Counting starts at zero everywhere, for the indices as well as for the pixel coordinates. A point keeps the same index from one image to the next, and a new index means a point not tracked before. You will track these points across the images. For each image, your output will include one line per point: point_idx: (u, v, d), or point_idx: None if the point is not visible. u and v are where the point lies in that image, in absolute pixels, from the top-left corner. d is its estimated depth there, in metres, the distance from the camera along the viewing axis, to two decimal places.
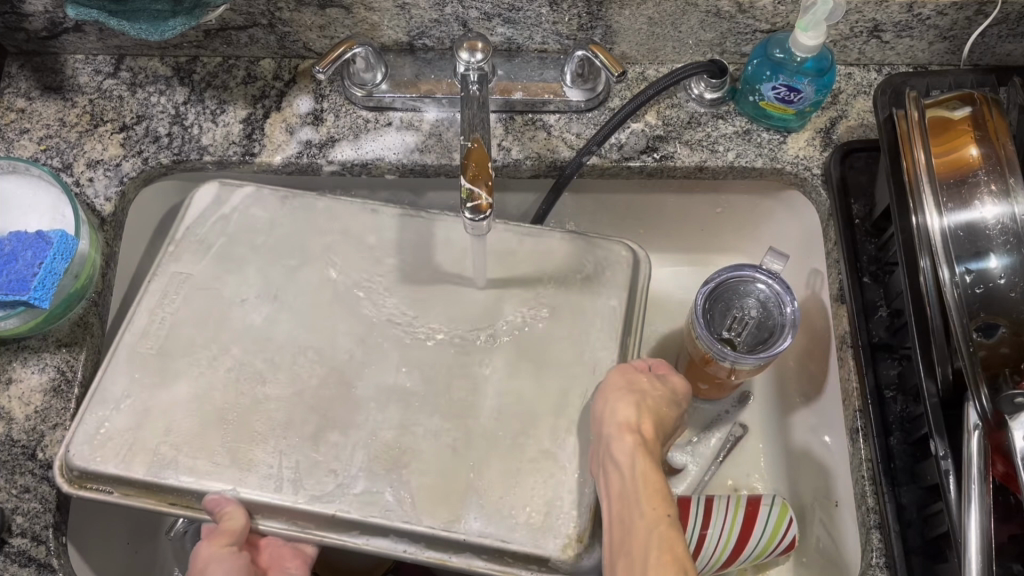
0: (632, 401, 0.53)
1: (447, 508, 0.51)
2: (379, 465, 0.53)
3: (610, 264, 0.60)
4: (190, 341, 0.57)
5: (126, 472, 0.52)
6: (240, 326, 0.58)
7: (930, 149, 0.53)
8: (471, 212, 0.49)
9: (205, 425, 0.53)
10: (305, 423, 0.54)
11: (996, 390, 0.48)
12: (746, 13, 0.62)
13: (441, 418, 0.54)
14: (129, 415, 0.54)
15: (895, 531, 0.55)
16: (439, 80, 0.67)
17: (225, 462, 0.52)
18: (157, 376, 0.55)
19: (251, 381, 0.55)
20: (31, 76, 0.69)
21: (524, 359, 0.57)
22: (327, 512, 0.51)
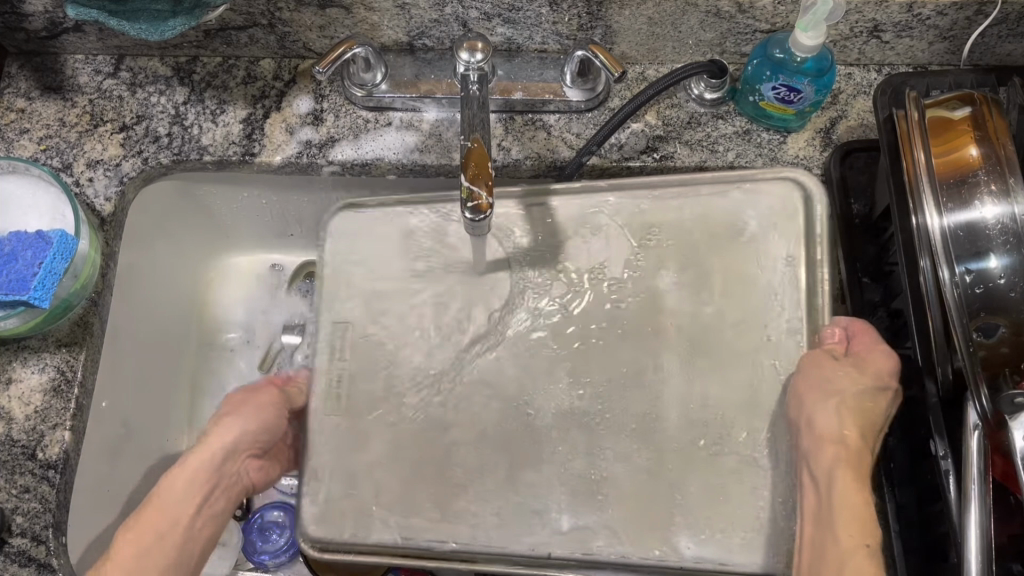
0: (833, 408, 0.53)
1: (655, 537, 0.54)
2: (580, 502, 0.55)
3: (775, 215, 0.58)
4: (372, 391, 0.61)
5: (364, 537, 0.57)
6: (409, 369, 0.61)
7: (930, 149, 0.53)
8: (471, 213, 0.49)
9: (411, 481, 0.58)
10: (497, 464, 0.57)
11: (996, 390, 0.48)
12: (746, 13, 0.62)
13: (628, 438, 0.56)
14: (336, 483, 0.59)
15: (895, 531, 0.56)
16: (439, 80, 0.67)
17: (435, 514, 0.56)
18: (353, 431, 0.60)
19: (433, 429, 0.59)
20: (31, 76, 0.69)
21: (695, 356, 0.57)
22: (543, 553, 0.54)
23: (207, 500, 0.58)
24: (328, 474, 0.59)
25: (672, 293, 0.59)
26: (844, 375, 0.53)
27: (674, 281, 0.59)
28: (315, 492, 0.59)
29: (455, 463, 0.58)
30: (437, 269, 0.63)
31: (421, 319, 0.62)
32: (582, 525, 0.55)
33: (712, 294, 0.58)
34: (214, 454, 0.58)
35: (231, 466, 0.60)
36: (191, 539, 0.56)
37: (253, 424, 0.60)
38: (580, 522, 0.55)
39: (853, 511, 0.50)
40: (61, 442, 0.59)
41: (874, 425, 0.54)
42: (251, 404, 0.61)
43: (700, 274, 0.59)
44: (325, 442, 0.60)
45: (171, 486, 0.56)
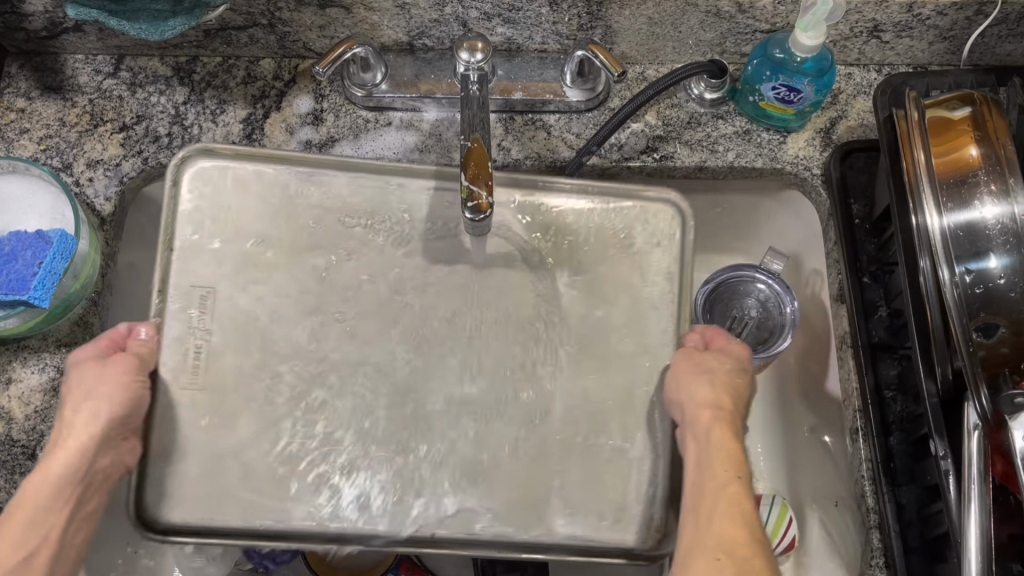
0: (708, 379, 0.51)
1: (533, 519, 0.51)
2: (467, 483, 0.51)
3: (661, 231, 0.55)
4: (237, 369, 0.51)
5: (215, 522, 0.49)
6: (288, 345, 0.52)
7: (930, 149, 0.53)
8: (471, 212, 0.49)
9: (288, 465, 0.50)
10: (386, 447, 0.51)
11: (996, 390, 0.48)
12: (746, 13, 0.62)
13: (516, 425, 0.52)
14: (200, 465, 0.50)
15: (895, 532, 0.55)
16: (439, 80, 0.67)
17: (313, 499, 0.50)
18: (218, 416, 0.50)
19: (309, 410, 0.51)
20: (31, 76, 0.69)
21: (584, 359, 0.53)
22: (427, 535, 0.50)
23: (80, 504, 0.48)
24: (186, 454, 0.50)
25: (565, 294, 0.54)
26: (715, 359, 0.53)
27: (569, 278, 0.54)
28: (166, 471, 0.50)
29: (342, 447, 0.51)
30: (318, 235, 0.54)
31: (299, 287, 0.53)
32: (464, 506, 0.50)
33: (608, 297, 0.54)
34: (81, 451, 0.48)
35: (103, 459, 0.48)
36: (66, 546, 0.47)
37: (117, 398, 0.48)
38: (448, 503, 0.50)
39: (728, 457, 0.49)
40: None
41: (740, 397, 0.53)
42: (110, 376, 0.49)
43: (596, 280, 0.55)
44: (192, 420, 0.50)
45: (38, 488, 0.46)
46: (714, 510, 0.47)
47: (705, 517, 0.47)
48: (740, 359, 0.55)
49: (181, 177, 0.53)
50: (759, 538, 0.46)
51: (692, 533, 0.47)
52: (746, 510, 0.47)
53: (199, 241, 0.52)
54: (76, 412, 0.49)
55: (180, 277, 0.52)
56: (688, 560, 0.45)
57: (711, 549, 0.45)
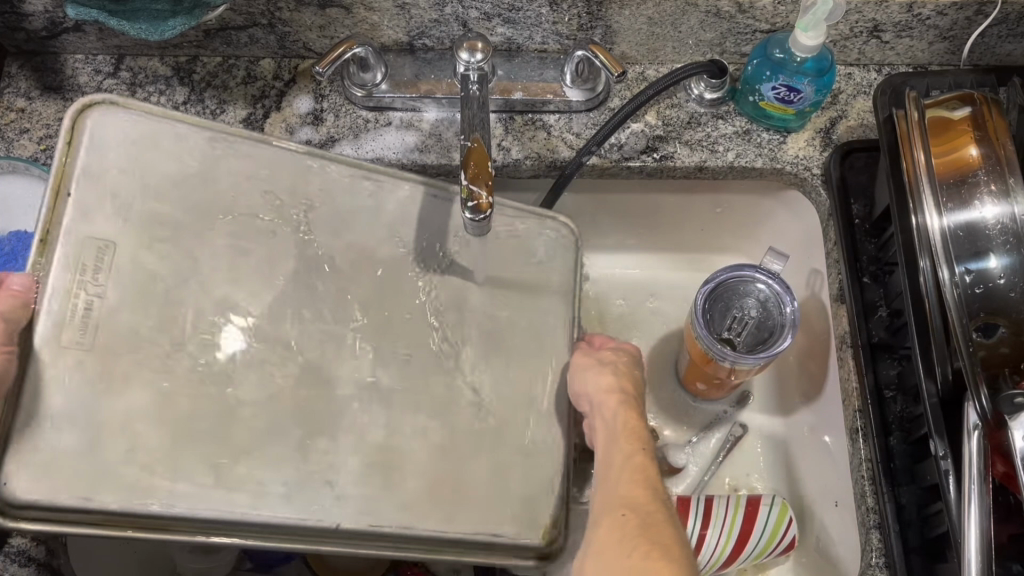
0: (607, 369, 0.54)
1: (437, 509, 0.48)
2: (376, 471, 0.48)
3: (560, 245, 0.58)
4: (135, 332, 0.45)
5: (87, 502, 0.43)
6: (193, 315, 0.47)
7: (930, 149, 0.53)
8: (471, 212, 0.49)
9: (179, 442, 0.45)
10: (291, 428, 0.47)
11: (996, 390, 0.48)
12: (746, 13, 0.62)
13: (426, 415, 0.50)
14: (82, 436, 0.43)
15: (895, 532, 0.55)
16: (439, 80, 0.67)
17: (210, 480, 0.45)
18: (104, 382, 0.44)
19: (215, 387, 0.46)
20: (31, 76, 0.69)
21: (492, 355, 0.53)
22: (332, 524, 0.46)
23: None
24: (66, 424, 0.43)
25: (474, 290, 0.55)
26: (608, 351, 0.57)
27: (474, 277, 0.55)
28: (39, 437, 0.43)
29: (243, 427, 0.46)
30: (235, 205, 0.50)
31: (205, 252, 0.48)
32: (368, 499, 0.47)
33: (514, 297, 0.55)
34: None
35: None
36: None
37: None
38: (353, 493, 0.47)
39: (631, 433, 0.53)
40: None
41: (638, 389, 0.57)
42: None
43: (498, 275, 0.56)
44: (76, 383, 0.44)
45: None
46: (620, 481, 0.50)
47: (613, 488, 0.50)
48: (631, 353, 0.59)
49: (79, 134, 0.48)
50: (663, 500, 0.49)
51: (601, 504, 0.50)
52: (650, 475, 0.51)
53: (91, 191, 0.47)
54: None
55: (74, 227, 0.46)
56: (600, 526, 0.49)
57: (620, 514, 0.48)
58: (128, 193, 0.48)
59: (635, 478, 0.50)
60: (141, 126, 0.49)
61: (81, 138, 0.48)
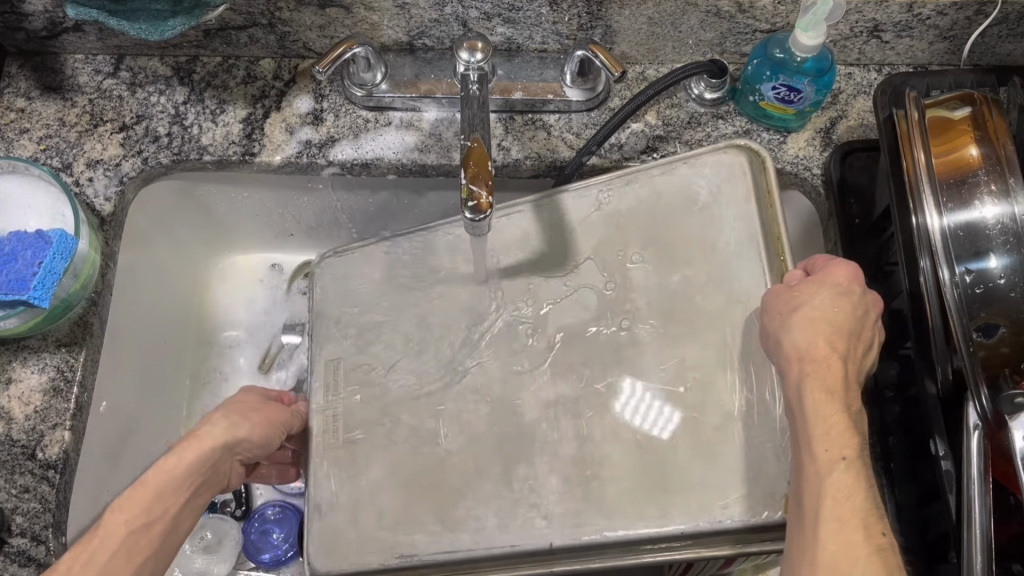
0: (802, 325, 0.51)
1: (653, 507, 0.51)
2: (576, 489, 0.53)
3: (723, 181, 0.59)
4: (365, 407, 0.59)
5: (362, 563, 0.54)
6: (398, 390, 0.59)
7: (930, 149, 0.53)
8: (471, 212, 0.49)
9: (410, 496, 0.55)
10: (492, 464, 0.55)
11: (997, 390, 0.49)
12: (746, 13, 0.62)
13: (614, 412, 0.54)
14: (342, 512, 0.56)
15: None
16: (439, 80, 0.67)
17: (439, 526, 0.53)
18: (351, 467, 0.57)
19: (425, 443, 0.56)
20: (31, 76, 0.69)
21: (669, 327, 0.56)
22: (546, 545, 0.51)
23: (198, 492, 0.52)
24: (333, 504, 0.56)
25: (640, 270, 0.58)
26: (814, 296, 0.52)
27: (639, 261, 0.58)
28: (324, 519, 0.56)
29: (443, 467, 0.55)
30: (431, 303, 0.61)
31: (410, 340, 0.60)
32: (575, 512, 0.52)
33: (686, 264, 0.57)
34: (214, 450, 0.53)
35: (221, 463, 0.54)
36: (175, 530, 0.49)
37: (254, 428, 0.56)
38: (560, 510, 0.52)
39: (830, 431, 0.47)
40: (61, 442, 0.59)
41: (854, 342, 0.52)
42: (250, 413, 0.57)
43: (666, 247, 0.58)
44: (335, 468, 0.57)
45: (179, 464, 0.50)
46: (820, 496, 0.46)
47: (812, 497, 0.46)
48: (839, 287, 0.52)
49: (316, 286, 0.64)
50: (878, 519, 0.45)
51: (801, 515, 0.46)
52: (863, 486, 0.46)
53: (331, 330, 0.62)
54: (216, 421, 0.55)
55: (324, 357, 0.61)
56: (801, 543, 0.45)
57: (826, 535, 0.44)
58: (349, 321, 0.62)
59: (841, 489, 0.45)
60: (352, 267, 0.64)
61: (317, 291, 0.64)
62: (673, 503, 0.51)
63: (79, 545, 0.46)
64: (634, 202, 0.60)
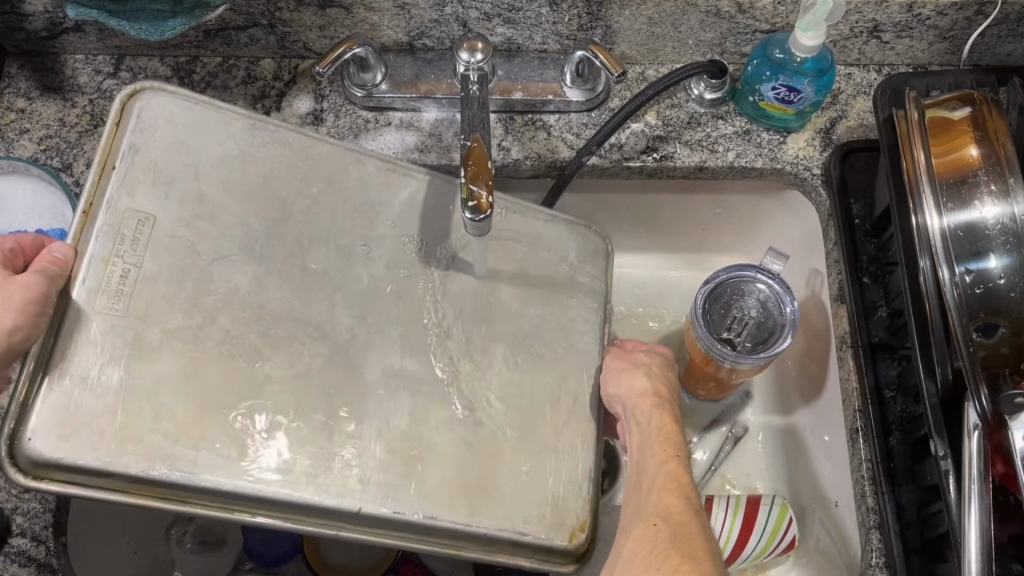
0: (641, 373, 0.54)
1: (464, 502, 0.47)
2: (397, 464, 0.47)
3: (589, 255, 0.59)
4: (168, 300, 0.45)
5: (111, 464, 0.42)
6: (224, 288, 0.47)
7: (930, 149, 0.53)
8: (471, 212, 0.48)
9: (206, 413, 0.44)
10: (315, 407, 0.46)
11: (996, 390, 0.48)
12: (746, 13, 0.62)
13: (451, 408, 0.49)
14: (103, 397, 0.43)
15: (895, 531, 0.55)
16: (439, 80, 0.67)
17: (232, 453, 0.44)
18: (134, 349, 0.44)
19: (244, 357, 0.46)
20: (32, 77, 0.69)
21: (519, 355, 0.53)
22: (354, 509, 0.45)
23: None
24: (84, 380, 0.43)
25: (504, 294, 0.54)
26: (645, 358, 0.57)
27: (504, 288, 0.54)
28: (66, 392, 0.43)
29: (269, 396, 0.45)
30: (274, 188, 0.51)
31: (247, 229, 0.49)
32: (390, 485, 0.46)
33: (542, 302, 0.55)
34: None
35: None
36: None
37: (20, 330, 0.43)
38: (376, 479, 0.46)
39: (664, 438, 0.52)
40: None
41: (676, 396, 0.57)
42: (9, 306, 0.42)
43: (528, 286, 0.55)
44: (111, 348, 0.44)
45: None
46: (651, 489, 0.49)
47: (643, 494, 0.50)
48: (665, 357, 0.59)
49: (125, 119, 0.49)
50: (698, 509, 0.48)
51: (633, 510, 0.49)
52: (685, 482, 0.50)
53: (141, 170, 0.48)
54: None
55: (116, 202, 0.46)
56: (630, 531, 0.48)
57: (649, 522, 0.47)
58: (173, 176, 0.48)
59: (667, 484, 0.49)
60: (183, 112, 0.50)
61: (123, 125, 0.49)
62: (484, 502, 0.47)
63: None
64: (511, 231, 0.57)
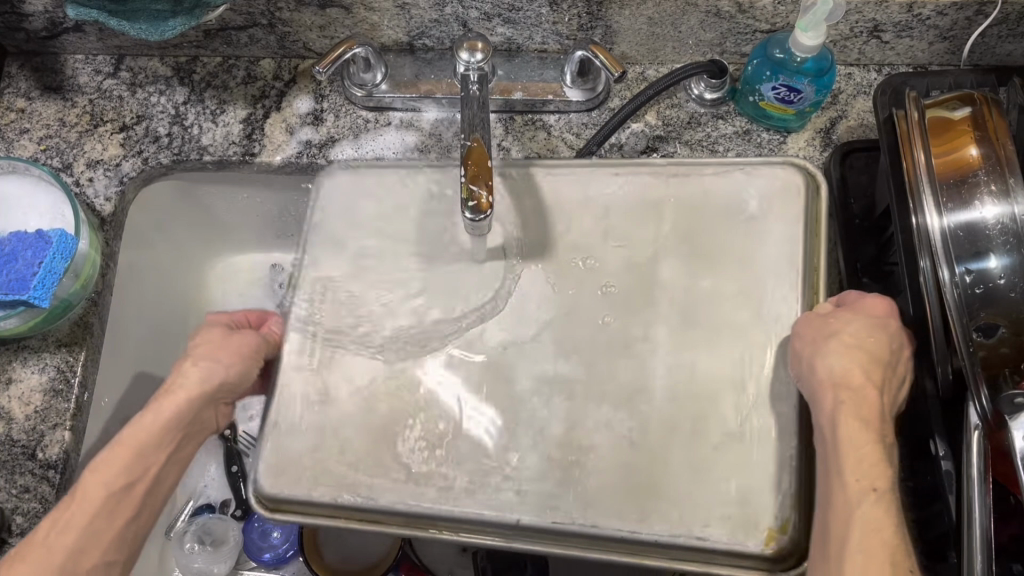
0: (834, 351, 0.46)
1: (633, 508, 0.46)
2: (556, 468, 0.48)
3: (775, 195, 0.53)
4: (349, 349, 0.52)
5: (312, 496, 0.49)
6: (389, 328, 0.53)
7: (930, 149, 0.53)
8: (471, 212, 0.48)
9: (376, 438, 0.49)
10: (473, 425, 0.49)
11: (996, 390, 0.48)
12: (746, 13, 0.62)
13: (612, 406, 0.49)
14: (304, 437, 0.50)
15: None
16: (439, 79, 0.67)
17: (403, 476, 0.48)
18: (321, 393, 0.51)
19: (408, 387, 0.51)
20: (31, 76, 0.69)
21: (689, 331, 0.50)
22: (513, 520, 0.47)
23: (179, 446, 0.51)
24: (297, 425, 0.50)
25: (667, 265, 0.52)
26: (847, 327, 0.48)
27: (672, 254, 0.53)
28: (278, 443, 0.50)
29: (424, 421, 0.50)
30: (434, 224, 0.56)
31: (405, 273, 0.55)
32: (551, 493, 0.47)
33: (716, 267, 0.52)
34: (191, 403, 0.51)
35: (205, 410, 0.52)
36: (156, 490, 0.50)
37: (236, 367, 0.52)
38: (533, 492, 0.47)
39: (865, 456, 0.43)
40: (61, 442, 0.59)
41: (891, 374, 0.47)
42: (232, 346, 0.53)
43: (698, 248, 0.53)
44: (300, 393, 0.51)
45: (156, 419, 0.50)
46: (848, 524, 0.41)
47: (836, 523, 0.42)
48: (874, 319, 0.48)
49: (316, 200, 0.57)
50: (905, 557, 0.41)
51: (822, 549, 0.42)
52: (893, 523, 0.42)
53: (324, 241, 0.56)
54: (197, 366, 0.52)
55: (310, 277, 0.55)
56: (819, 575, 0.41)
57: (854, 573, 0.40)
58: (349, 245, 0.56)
59: (869, 518, 0.41)
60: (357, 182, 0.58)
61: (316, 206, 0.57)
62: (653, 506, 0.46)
63: (61, 506, 0.47)
64: (686, 193, 0.54)
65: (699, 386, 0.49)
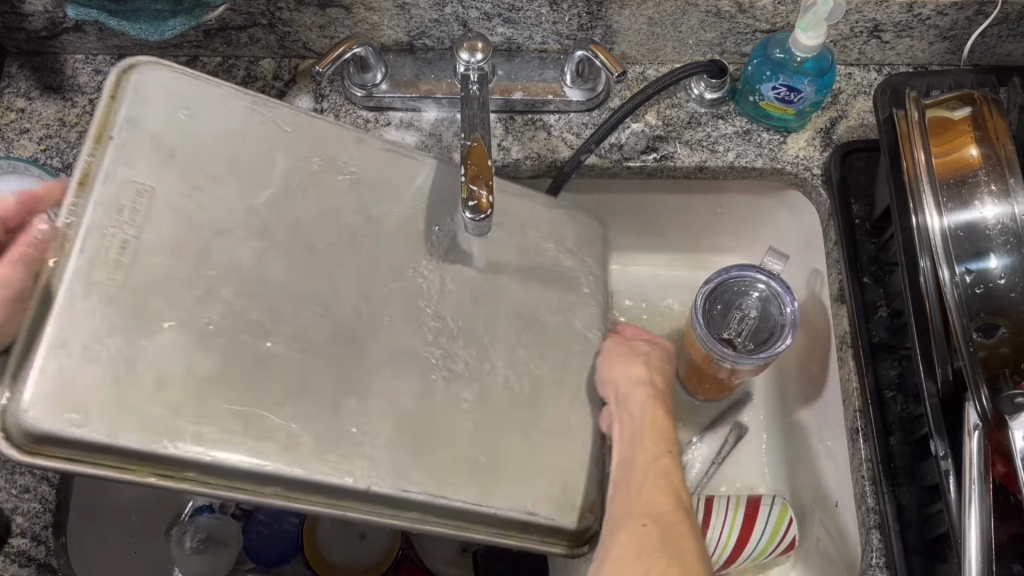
0: (640, 362, 0.55)
1: (473, 486, 0.46)
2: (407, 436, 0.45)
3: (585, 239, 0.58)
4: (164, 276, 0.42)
5: (112, 442, 0.39)
6: (225, 260, 0.44)
7: (930, 149, 0.53)
8: (471, 212, 0.48)
9: (206, 385, 0.41)
10: (323, 380, 0.44)
11: (996, 390, 0.49)
12: (746, 13, 0.62)
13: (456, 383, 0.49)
14: (106, 365, 0.40)
15: (895, 531, 0.55)
16: (439, 80, 0.67)
17: (239, 428, 0.41)
18: (134, 314, 0.41)
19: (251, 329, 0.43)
20: (31, 77, 0.69)
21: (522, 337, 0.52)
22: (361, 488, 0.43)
23: None
24: (87, 355, 0.39)
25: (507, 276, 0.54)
26: (646, 347, 0.58)
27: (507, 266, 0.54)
28: (65, 365, 0.39)
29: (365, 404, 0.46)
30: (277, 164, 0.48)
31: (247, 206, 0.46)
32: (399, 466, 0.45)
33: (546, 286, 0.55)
34: None
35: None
36: None
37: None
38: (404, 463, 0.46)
39: (658, 431, 0.53)
40: None
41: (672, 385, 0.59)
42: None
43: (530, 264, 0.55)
44: (109, 313, 0.40)
45: None
46: (644, 481, 0.51)
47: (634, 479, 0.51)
48: (666, 349, 0.60)
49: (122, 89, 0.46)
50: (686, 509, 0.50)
51: (622, 506, 0.50)
52: (671, 483, 0.51)
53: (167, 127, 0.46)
54: None
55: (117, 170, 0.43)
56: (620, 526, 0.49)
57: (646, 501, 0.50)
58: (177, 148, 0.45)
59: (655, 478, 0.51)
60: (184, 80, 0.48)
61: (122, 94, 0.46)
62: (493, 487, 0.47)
63: None
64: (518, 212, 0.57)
65: (535, 394, 0.51)
